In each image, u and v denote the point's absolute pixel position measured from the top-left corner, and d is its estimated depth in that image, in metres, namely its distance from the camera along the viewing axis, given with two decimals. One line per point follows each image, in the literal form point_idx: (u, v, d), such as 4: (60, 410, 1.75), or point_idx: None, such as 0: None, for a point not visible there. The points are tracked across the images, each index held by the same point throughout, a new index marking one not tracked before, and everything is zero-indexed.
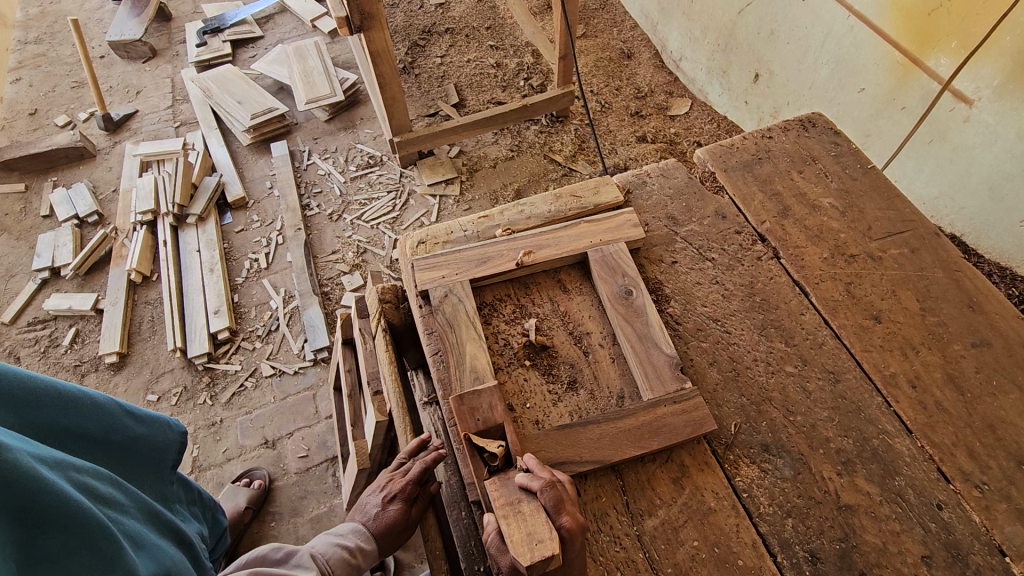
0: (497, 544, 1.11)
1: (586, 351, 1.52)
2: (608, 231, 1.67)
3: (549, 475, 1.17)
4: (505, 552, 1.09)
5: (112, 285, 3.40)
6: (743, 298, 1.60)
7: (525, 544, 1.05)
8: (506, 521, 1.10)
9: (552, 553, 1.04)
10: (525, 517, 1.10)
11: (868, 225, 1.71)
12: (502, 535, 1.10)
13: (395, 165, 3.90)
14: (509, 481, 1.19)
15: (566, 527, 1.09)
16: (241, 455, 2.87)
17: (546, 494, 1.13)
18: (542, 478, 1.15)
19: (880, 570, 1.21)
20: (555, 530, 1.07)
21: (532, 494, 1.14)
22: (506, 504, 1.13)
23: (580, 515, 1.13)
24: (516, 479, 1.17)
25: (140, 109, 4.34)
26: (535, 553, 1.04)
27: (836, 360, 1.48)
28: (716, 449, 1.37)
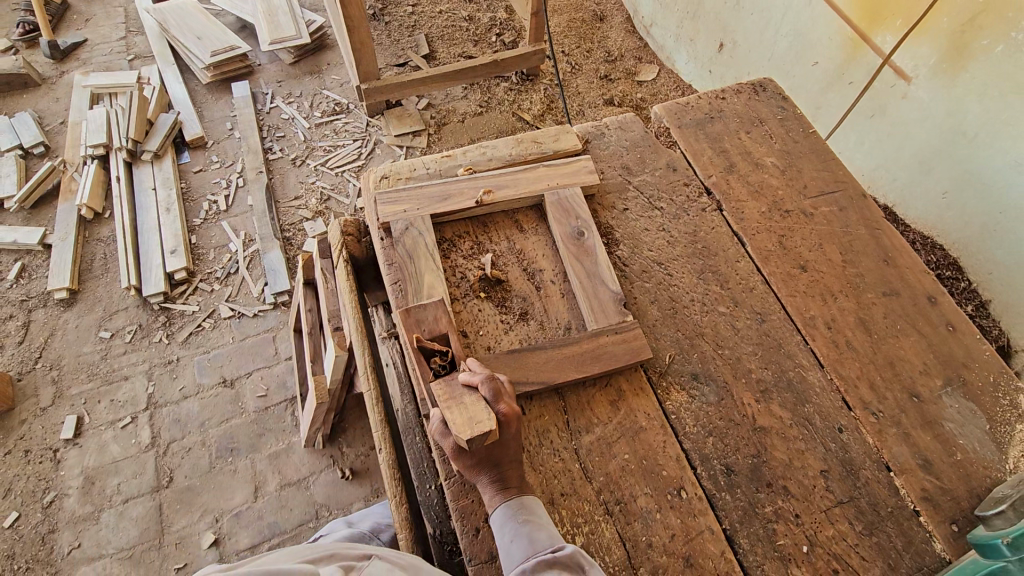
0: (442, 431, 1.22)
1: (538, 286, 1.61)
2: (565, 175, 1.76)
3: (489, 372, 1.27)
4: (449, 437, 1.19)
5: (61, 221, 3.29)
6: (687, 244, 1.72)
7: (465, 425, 1.16)
8: (448, 408, 1.19)
9: (490, 430, 1.15)
10: (466, 406, 1.20)
11: (804, 184, 1.84)
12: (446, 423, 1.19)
13: (361, 114, 3.85)
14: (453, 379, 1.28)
15: (503, 412, 1.21)
16: (198, 394, 2.88)
17: (485, 385, 1.22)
18: (482, 374, 1.25)
19: (784, 481, 1.37)
20: (492, 414, 1.18)
21: (474, 389, 1.24)
22: (447, 396, 1.22)
23: (515, 404, 1.25)
24: (460, 377, 1.26)
25: (90, 39, 4.11)
26: (474, 431, 1.15)
27: (764, 303, 1.62)
28: (652, 377, 1.50)
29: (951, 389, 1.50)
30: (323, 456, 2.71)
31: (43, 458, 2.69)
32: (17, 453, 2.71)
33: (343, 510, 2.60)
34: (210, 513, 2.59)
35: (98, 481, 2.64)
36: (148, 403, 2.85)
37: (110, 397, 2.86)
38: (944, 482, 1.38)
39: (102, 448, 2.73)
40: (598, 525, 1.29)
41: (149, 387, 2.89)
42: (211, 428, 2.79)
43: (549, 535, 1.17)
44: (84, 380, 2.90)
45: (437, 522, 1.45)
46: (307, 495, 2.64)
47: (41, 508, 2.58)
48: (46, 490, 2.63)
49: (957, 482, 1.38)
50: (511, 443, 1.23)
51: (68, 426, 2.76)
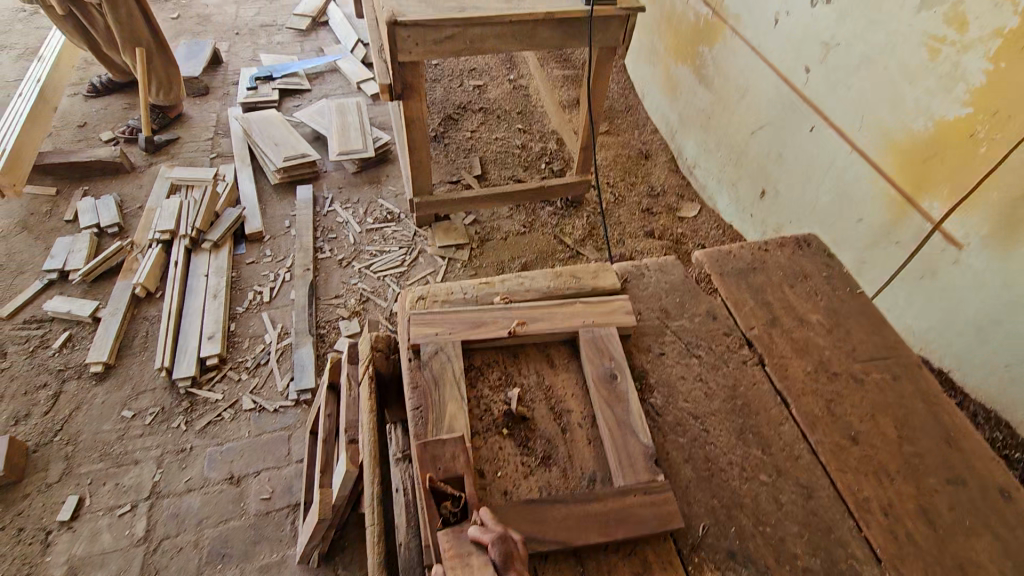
0: None
1: (564, 428, 1.53)
2: (601, 314, 1.74)
3: (501, 529, 1.16)
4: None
5: (115, 297, 3.45)
6: (725, 399, 1.62)
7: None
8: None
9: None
10: (471, 570, 1.11)
11: (852, 346, 1.76)
12: None
13: (411, 223, 4.05)
14: (462, 531, 1.18)
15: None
16: (202, 488, 2.78)
17: (495, 547, 1.12)
18: (494, 530, 1.15)
19: None
20: None
21: (482, 548, 1.14)
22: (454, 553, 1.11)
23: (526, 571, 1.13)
24: (469, 531, 1.16)
25: (182, 137, 4.59)
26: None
27: (810, 475, 1.48)
28: (682, 549, 1.35)
29: None
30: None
31: (33, 539, 2.59)
32: (11, 530, 2.62)
33: None
34: None
35: (81, 573, 2.50)
36: (151, 492, 2.76)
37: (115, 480, 2.79)
38: None
39: (94, 536, 2.61)
40: None
41: (156, 474, 2.82)
42: (207, 528, 2.65)
43: None
44: (95, 459, 2.86)
45: None
46: None
47: None
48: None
49: None
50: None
51: (67, 506, 2.68)
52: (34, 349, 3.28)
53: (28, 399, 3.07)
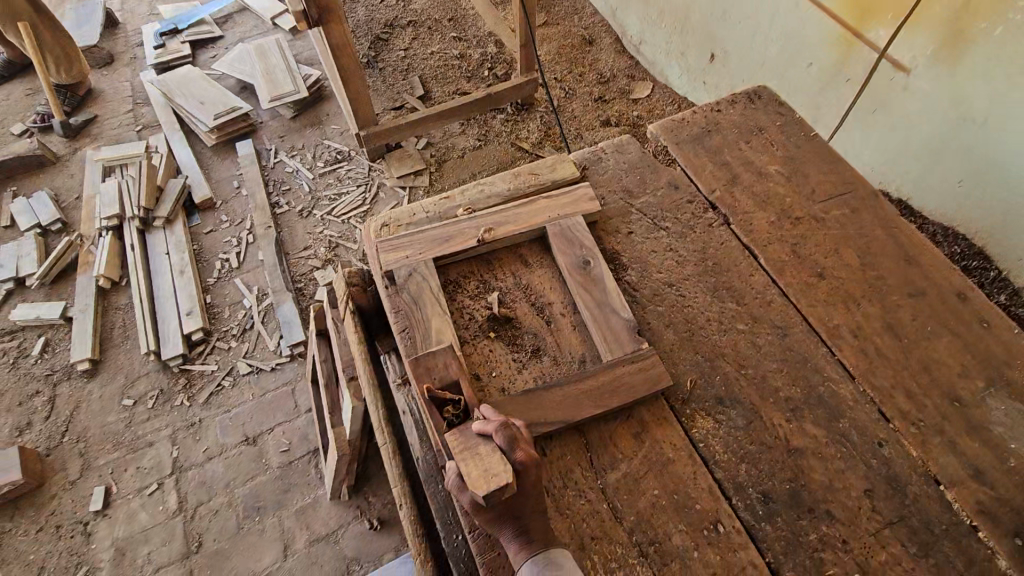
0: (457, 485, 1.17)
1: (548, 320, 1.58)
2: (565, 205, 1.73)
3: (503, 418, 1.22)
4: (466, 492, 1.15)
5: (81, 293, 3.36)
6: (697, 263, 1.67)
7: (481, 479, 1.11)
8: (462, 462, 1.15)
9: (506, 483, 1.10)
10: (481, 458, 1.15)
11: (811, 188, 1.80)
12: (461, 477, 1.15)
13: (363, 159, 3.91)
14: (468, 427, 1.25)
15: (520, 460, 1.16)
16: (222, 453, 2.87)
17: (500, 434, 1.17)
18: (496, 421, 1.21)
19: (827, 505, 1.29)
20: (509, 465, 1.13)
21: (489, 438, 1.20)
22: (463, 448, 1.17)
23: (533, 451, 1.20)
24: (474, 426, 1.22)
25: (100, 114, 4.27)
26: (491, 485, 1.11)
27: (783, 316, 1.56)
28: (674, 404, 1.44)
29: (995, 389, 1.41)
30: (350, 508, 2.67)
31: (74, 532, 2.70)
32: (50, 529, 2.71)
33: (374, 562, 2.56)
34: None
35: (129, 551, 2.63)
36: (174, 468, 2.84)
37: (136, 464, 2.86)
38: (1000, 492, 1.28)
39: (131, 517, 2.72)
40: (633, 568, 1.23)
41: (174, 450, 2.89)
42: (237, 488, 2.77)
43: None
44: (110, 449, 2.92)
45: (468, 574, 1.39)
46: (338, 549, 2.59)
47: None
48: (78, 565, 2.63)
49: (1015, 491, 1.28)
50: (532, 493, 1.17)
51: (96, 497, 2.77)
52: (14, 360, 3.23)
53: (25, 409, 3.06)
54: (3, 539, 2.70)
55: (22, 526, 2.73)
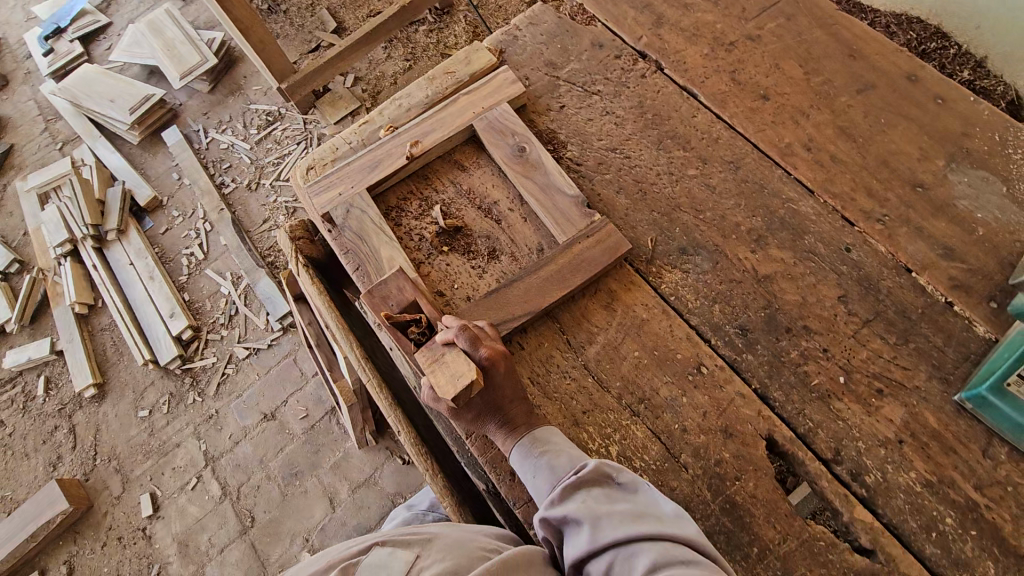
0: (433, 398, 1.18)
1: (498, 219, 1.52)
2: (487, 96, 1.63)
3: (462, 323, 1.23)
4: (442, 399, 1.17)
5: (62, 324, 3.33)
6: (636, 119, 1.58)
7: (449, 383, 1.13)
8: (431, 373, 1.16)
9: (473, 379, 1.12)
10: (447, 364, 1.16)
11: (741, 7, 1.66)
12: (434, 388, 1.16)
13: (295, 114, 3.70)
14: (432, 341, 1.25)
15: (485, 357, 1.18)
16: (247, 435, 2.95)
17: (461, 337, 1.18)
18: (456, 326, 1.20)
19: (804, 322, 1.29)
20: (474, 363, 1.15)
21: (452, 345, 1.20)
22: (429, 360, 1.17)
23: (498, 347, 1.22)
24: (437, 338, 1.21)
25: (16, 142, 4.04)
26: (459, 386, 1.12)
27: (733, 149, 1.50)
28: (640, 267, 1.41)
29: (956, 164, 1.37)
30: (381, 450, 2.77)
31: (136, 539, 2.84)
32: (113, 541, 2.86)
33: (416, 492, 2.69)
34: (299, 535, 2.70)
35: (191, 542, 2.78)
36: (206, 460, 2.94)
37: (170, 465, 2.96)
38: (972, 264, 1.27)
39: (183, 512, 2.85)
40: (628, 429, 1.25)
41: (202, 444, 2.98)
42: (271, 461, 2.87)
43: (570, 458, 1.12)
44: (143, 459, 3.01)
45: (484, 477, 1.40)
46: (380, 489, 2.73)
47: None
48: (149, 565, 2.79)
49: (986, 258, 1.27)
50: (505, 384, 1.20)
51: (145, 504, 2.89)
52: (24, 403, 3.26)
53: (51, 445, 3.14)
54: (74, 561, 2.85)
55: (87, 546, 2.87)
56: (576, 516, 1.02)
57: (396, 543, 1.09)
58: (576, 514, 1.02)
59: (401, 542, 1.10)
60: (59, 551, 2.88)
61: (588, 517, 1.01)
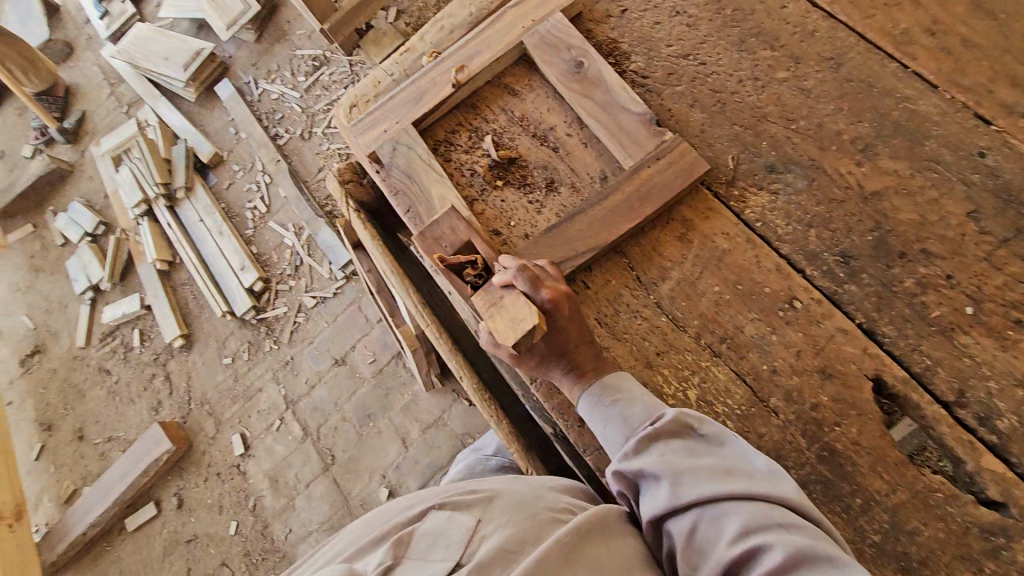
0: (492, 342, 1.13)
1: (555, 147, 1.38)
2: (538, 7, 1.44)
3: (521, 262, 1.13)
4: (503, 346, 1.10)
5: (147, 280, 3.54)
6: (713, 17, 1.36)
7: (509, 329, 1.06)
8: (490, 319, 1.09)
9: (535, 325, 1.04)
10: (507, 309, 1.09)
11: None
12: (493, 333, 1.10)
13: (340, 56, 3.59)
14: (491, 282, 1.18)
15: (548, 298, 1.08)
16: (321, 379, 3.07)
17: (520, 279, 1.09)
18: (514, 267, 1.11)
19: (922, 245, 1.10)
20: (535, 307, 1.06)
21: (512, 287, 1.12)
22: (489, 304, 1.11)
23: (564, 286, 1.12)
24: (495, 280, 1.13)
25: (87, 108, 4.20)
26: (520, 331, 1.05)
27: (833, 43, 1.26)
28: (719, 191, 1.24)
29: None
30: (448, 392, 2.80)
31: (232, 474, 3.09)
32: (213, 477, 3.12)
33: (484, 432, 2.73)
34: (377, 471, 2.84)
35: (280, 477, 2.99)
36: (286, 403, 3.10)
37: (255, 409, 3.16)
38: None
39: (270, 451, 3.06)
40: (708, 371, 1.14)
41: (281, 389, 3.13)
42: (345, 404, 2.99)
43: (645, 406, 1.03)
44: (230, 404, 3.22)
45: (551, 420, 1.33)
46: (449, 429, 2.78)
47: (250, 511, 3.00)
48: (246, 498, 3.04)
49: None
50: (570, 327, 1.11)
51: (236, 443, 3.11)
52: (124, 354, 3.54)
53: (152, 391, 3.41)
54: (182, 494, 3.15)
55: (192, 480, 3.16)
56: (653, 470, 0.93)
57: (455, 506, 1.01)
58: (654, 467, 0.93)
59: (461, 504, 1.01)
60: (169, 484, 3.19)
61: (666, 472, 0.92)
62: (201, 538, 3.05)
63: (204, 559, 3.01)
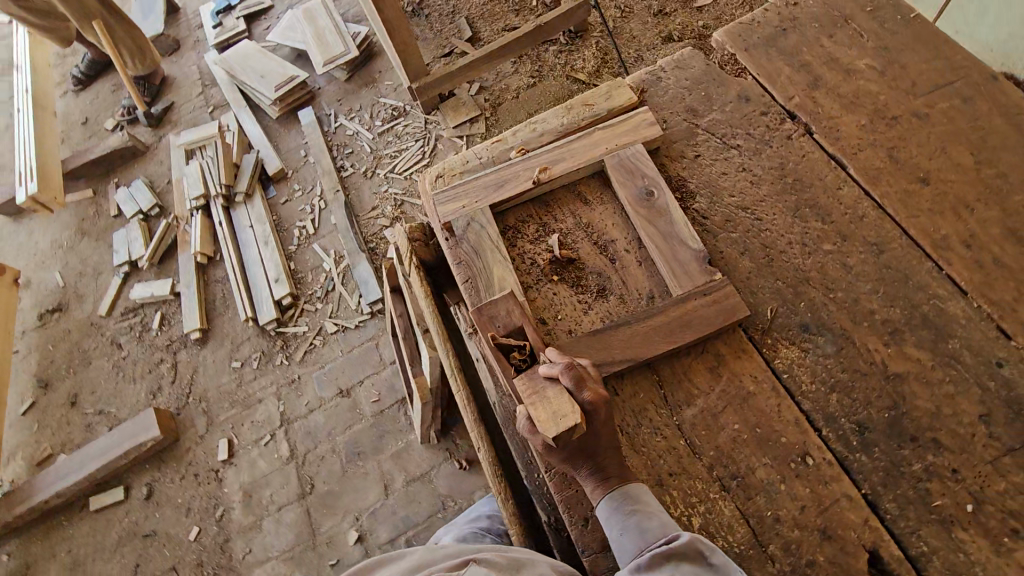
0: (528, 428, 1.21)
1: (612, 258, 1.51)
2: (623, 135, 1.62)
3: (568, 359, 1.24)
4: (539, 435, 1.19)
5: (184, 269, 3.68)
6: (774, 182, 1.52)
7: (550, 419, 1.16)
8: (533, 406, 1.19)
9: (575, 423, 1.14)
10: (549, 400, 1.19)
11: (911, 80, 1.56)
12: (531, 419, 1.20)
13: (419, 112, 3.88)
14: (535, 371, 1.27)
15: (589, 400, 1.19)
16: (321, 406, 3.12)
17: (566, 375, 1.20)
18: (562, 363, 1.23)
19: (932, 433, 1.19)
20: (577, 404, 1.17)
21: (556, 380, 1.22)
22: (531, 392, 1.21)
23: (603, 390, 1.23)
24: (541, 369, 1.24)
25: (176, 101, 4.52)
26: (560, 425, 1.15)
27: (879, 231, 1.40)
28: (754, 336, 1.35)
29: None
30: (440, 450, 2.83)
31: (209, 479, 3.08)
32: (190, 476, 3.12)
33: (467, 498, 2.73)
34: (352, 511, 2.82)
35: (255, 493, 2.98)
36: (282, 420, 3.14)
37: (250, 418, 3.19)
38: None
39: (253, 464, 3.06)
40: (715, 503, 1.21)
41: (280, 405, 3.18)
42: (338, 436, 3.02)
43: (660, 522, 1.16)
44: (227, 407, 3.26)
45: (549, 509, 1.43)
46: (433, 487, 2.79)
47: (217, 520, 2.97)
48: (216, 505, 3.01)
49: None
50: (602, 431, 1.21)
51: (222, 448, 3.13)
52: (140, 333, 3.63)
53: (155, 375, 3.46)
54: (154, 485, 3.14)
55: (168, 475, 3.15)
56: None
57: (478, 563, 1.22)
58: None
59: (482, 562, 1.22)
60: (145, 473, 3.18)
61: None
62: (159, 535, 3.01)
63: (156, 558, 2.96)
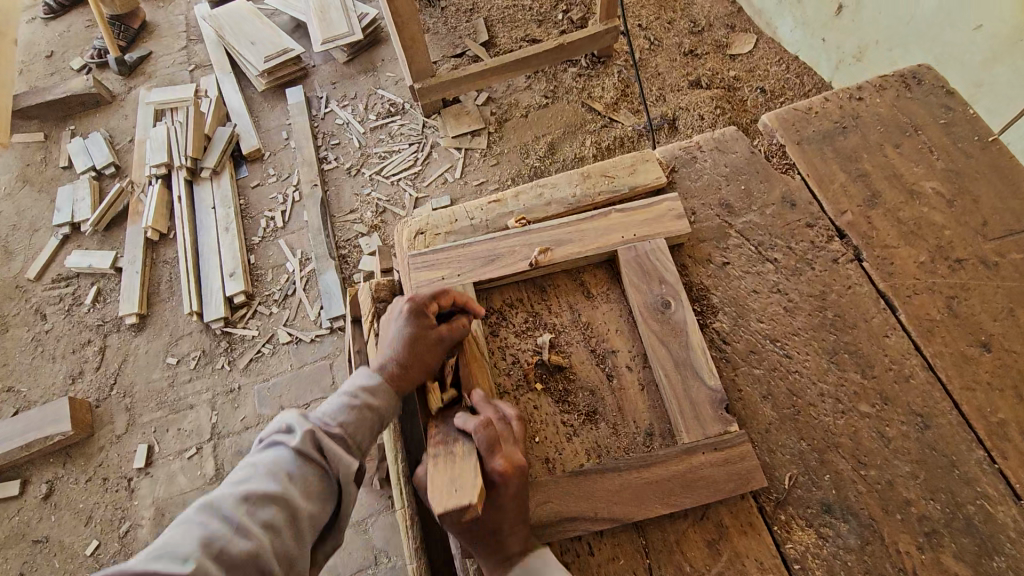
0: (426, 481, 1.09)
1: (609, 375, 1.25)
2: (644, 223, 1.36)
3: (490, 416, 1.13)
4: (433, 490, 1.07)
5: (130, 243, 3.31)
6: (811, 313, 1.29)
7: (444, 496, 1.01)
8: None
9: (469, 504, 0.99)
10: (455, 460, 1.07)
11: (982, 218, 1.34)
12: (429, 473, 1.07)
13: (417, 113, 3.56)
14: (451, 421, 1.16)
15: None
16: (259, 425, 2.81)
17: (479, 434, 1.08)
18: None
19: None
20: (481, 475, 1.03)
21: (468, 435, 1.11)
22: (439, 448, 1.09)
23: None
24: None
25: (155, 51, 4.09)
26: (451, 502, 1.01)
27: (926, 399, 1.18)
28: (765, 507, 1.12)
29: None
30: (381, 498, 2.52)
31: (118, 487, 2.74)
32: (97, 480, 2.77)
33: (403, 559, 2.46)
34: None
35: (168, 513, 2.66)
36: (212, 433, 2.82)
37: (177, 425, 2.86)
38: None
39: (171, 479, 2.74)
40: None
41: (213, 416, 2.86)
42: None
43: None
44: (154, 408, 2.92)
45: None
46: (366, 540, 2.49)
47: (119, 537, 2.64)
48: (121, 520, 2.68)
49: None
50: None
51: (139, 455, 2.79)
52: (69, 306, 3.24)
53: (78, 357, 3.09)
54: (55, 485, 2.78)
55: (72, 475, 2.80)
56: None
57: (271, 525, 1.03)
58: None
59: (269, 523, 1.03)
60: (46, 468, 2.82)
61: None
62: (49, 544, 2.65)
63: (42, 571, 2.61)
